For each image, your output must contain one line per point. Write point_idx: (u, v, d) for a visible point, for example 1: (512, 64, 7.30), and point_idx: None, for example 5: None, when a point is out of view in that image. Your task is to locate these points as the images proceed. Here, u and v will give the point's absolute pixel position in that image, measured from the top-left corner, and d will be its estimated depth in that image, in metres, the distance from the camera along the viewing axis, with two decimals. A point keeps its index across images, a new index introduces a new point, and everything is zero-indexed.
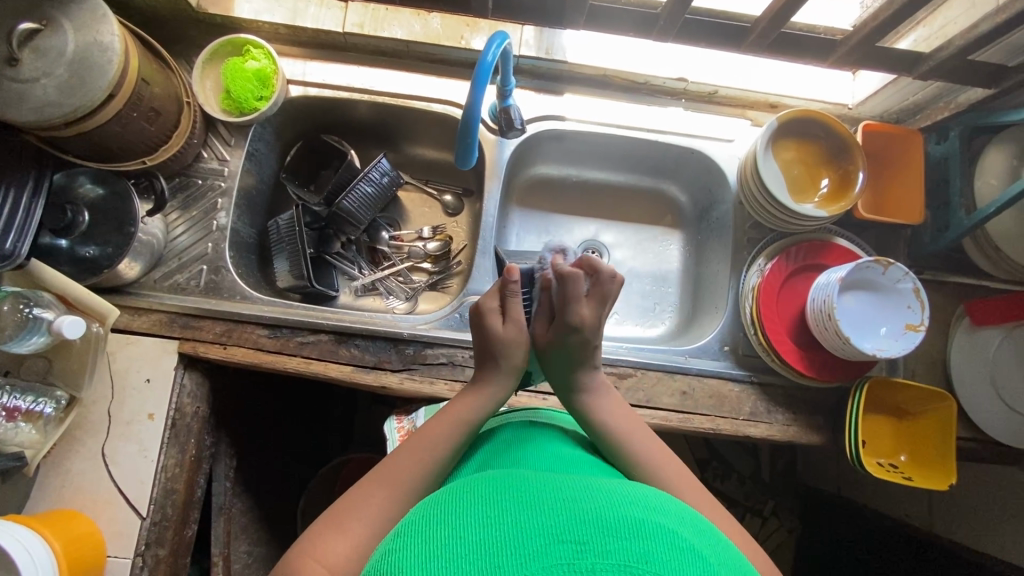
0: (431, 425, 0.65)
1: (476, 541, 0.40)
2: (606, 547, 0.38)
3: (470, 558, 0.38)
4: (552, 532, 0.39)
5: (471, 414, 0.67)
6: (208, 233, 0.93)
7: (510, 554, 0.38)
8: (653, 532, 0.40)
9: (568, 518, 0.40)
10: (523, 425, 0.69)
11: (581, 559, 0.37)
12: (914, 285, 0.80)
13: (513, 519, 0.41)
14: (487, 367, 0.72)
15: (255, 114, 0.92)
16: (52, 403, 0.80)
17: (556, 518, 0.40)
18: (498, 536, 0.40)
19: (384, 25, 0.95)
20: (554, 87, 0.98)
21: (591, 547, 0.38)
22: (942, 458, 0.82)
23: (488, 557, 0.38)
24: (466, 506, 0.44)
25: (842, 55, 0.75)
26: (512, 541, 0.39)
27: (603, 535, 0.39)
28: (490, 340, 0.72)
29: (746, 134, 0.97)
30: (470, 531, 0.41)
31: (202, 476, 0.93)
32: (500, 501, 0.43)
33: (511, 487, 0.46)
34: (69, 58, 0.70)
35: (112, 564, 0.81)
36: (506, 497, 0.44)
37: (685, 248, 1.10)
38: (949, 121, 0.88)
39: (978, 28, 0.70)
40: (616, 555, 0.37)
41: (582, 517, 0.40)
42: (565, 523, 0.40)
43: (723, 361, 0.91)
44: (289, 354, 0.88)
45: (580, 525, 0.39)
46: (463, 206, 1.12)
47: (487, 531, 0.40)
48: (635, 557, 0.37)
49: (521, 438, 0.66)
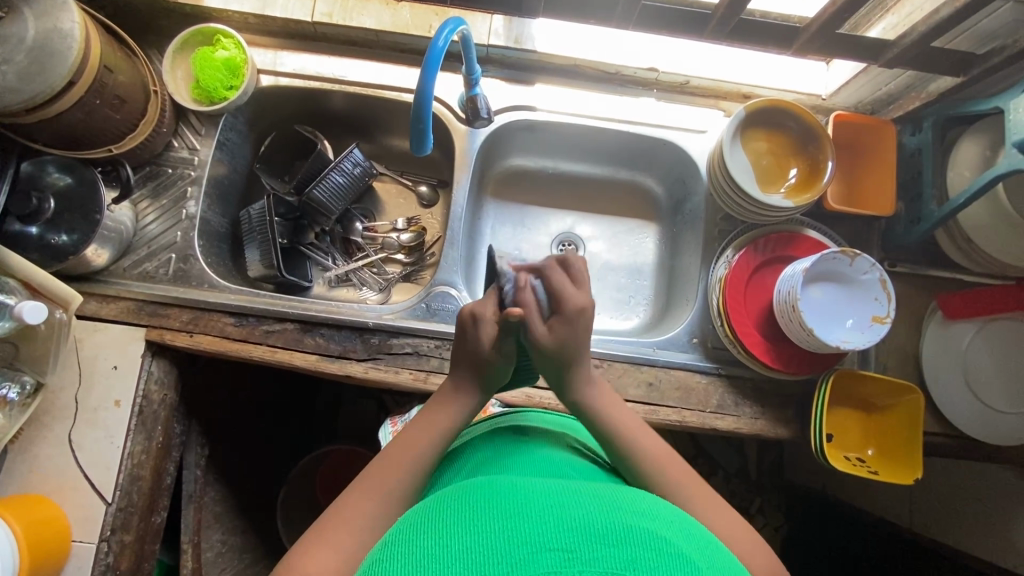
0: (407, 431, 0.64)
1: (464, 549, 0.39)
2: (593, 555, 0.38)
3: (457, 565, 0.38)
4: (541, 541, 0.39)
5: (432, 411, 0.66)
6: (177, 222, 0.93)
7: (497, 561, 0.38)
8: (642, 538, 0.40)
9: (556, 525, 0.40)
10: (496, 428, 0.69)
11: (569, 567, 0.37)
12: (880, 276, 0.79)
13: (500, 525, 0.41)
14: (467, 376, 0.67)
15: (225, 103, 0.92)
16: (16, 388, 0.80)
17: (544, 526, 0.40)
18: (485, 543, 0.40)
19: (354, 15, 0.95)
20: (525, 77, 0.97)
21: (580, 556, 0.38)
22: (909, 452, 0.81)
23: (475, 563, 0.38)
24: (453, 514, 0.44)
25: (804, 42, 0.75)
26: (499, 547, 0.39)
27: (591, 544, 0.39)
28: (476, 354, 0.66)
29: (719, 125, 0.96)
30: (457, 539, 0.40)
31: (171, 464, 0.93)
32: (488, 508, 0.43)
33: (498, 493, 0.46)
34: (30, 45, 0.70)
35: (76, 549, 0.82)
36: (493, 504, 0.44)
37: (661, 241, 1.09)
38: (922, 112, 0.87)
39: (939, 13, 0.69)
40: (602, 563, 0.37)
41: (571, 524, 0.40)
42: (554, 532, 0.40)
43: (691, 354, 0.90)
44: (255, 343, 0.88)
45: (569, 534, 0.39)
46: (438, 198, 1.12)
47: (472, 538, 0.40)
48: (621, 564, 0.37)
49: (492, 442, 0.65)
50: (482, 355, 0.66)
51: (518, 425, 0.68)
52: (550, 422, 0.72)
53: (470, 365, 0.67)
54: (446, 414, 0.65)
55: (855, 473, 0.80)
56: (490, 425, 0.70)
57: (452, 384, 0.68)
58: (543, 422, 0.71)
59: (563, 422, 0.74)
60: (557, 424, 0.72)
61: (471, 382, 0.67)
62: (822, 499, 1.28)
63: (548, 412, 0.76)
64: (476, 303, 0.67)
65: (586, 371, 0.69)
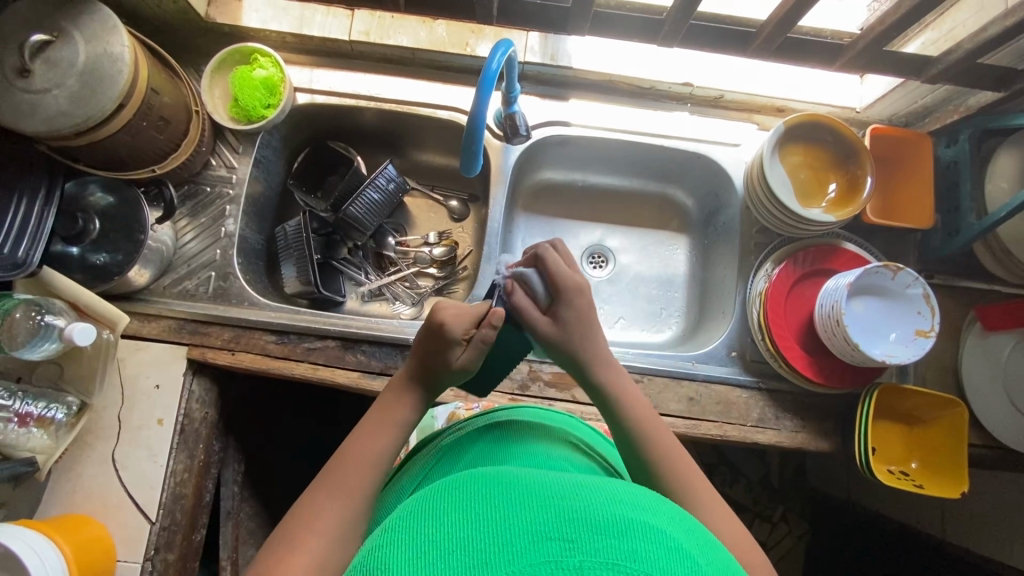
0: (366, 424, 0.64)
1: (463, 537, 0.38)
2: (593, 545, 0.36)
3: (456, 554, 0.37)
4: (540, 530, 0.38)
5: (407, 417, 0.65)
6: (216, 239, 0.93)
7: (495, 550, 0.37)
8: (643, 531, 0.38)
9: (558, 515, 0.39)
10: (494, 420, 0.68)
11: (569, 557, 0.36)
12: (924, 290, 0.79)
13: (498, 516, 0.39)
14: (418, 381, 0.67)
15: (262, 122, 0.92)
16: (63, 409, 0.81)
17: (545, 516, 0.39)
18: (485, 530, 0.38)
19: (390, 33, 0.96)
20: (560, 92, 0.98)
21: (581, 545, 0.36)
22: (954, 465, 0.81)
23: (473, 551, 0.37)
24: (451, 501, 0.43)
25: (849, 60, 0.76)
26: (500, 538, 0.38)
27: (593, 534, 0.37)
28: (439, 363, 0.66)
29: (753, 139, 0.97)
30: (456, 527, 0.39)
31: (210, 481, 0.93)
32: (486, 496, 0.42)
33: (498, 482, 0.44)
34: (81, 68, 0.71)
35: (121, 568, 0.82)
36: (494, 492, 0.42)
37: (692, 253, 1.09)
38: (959, 125, 0.87)
39: (986, 31, 0.69)
40: (602, 553, 0.35)
41: (572, 514, 0.39)
42: (554, 521, 0.38)
43: (729, 367, 0.91)
44: (296, 360, 0.89)
45: (571, 524, 0.38)
46: (469, 211, 1.12)
47: (471, 527, 0.39)
48: (622, 555, 0.36)
49: (491, 436, 0.64)
50: (440, 366, 0.66)
51: (520, 420, 0.68)
52: (550, 418, 0.72)
53: (426, 372, 0.66)
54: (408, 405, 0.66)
55: (898, 486, 0.80)
56: (487, 418, 0.69)
57: (402, 383, 0.67)
58: (535, 416, 0.71)
59: (562, 418, 0.74)
60: (556, 420, 0.72)
61: (423, 385, 0.67)
62: (849, 508, 1.27)
63: (545, 407, 0.77)
64: (450, 316, 0.65)
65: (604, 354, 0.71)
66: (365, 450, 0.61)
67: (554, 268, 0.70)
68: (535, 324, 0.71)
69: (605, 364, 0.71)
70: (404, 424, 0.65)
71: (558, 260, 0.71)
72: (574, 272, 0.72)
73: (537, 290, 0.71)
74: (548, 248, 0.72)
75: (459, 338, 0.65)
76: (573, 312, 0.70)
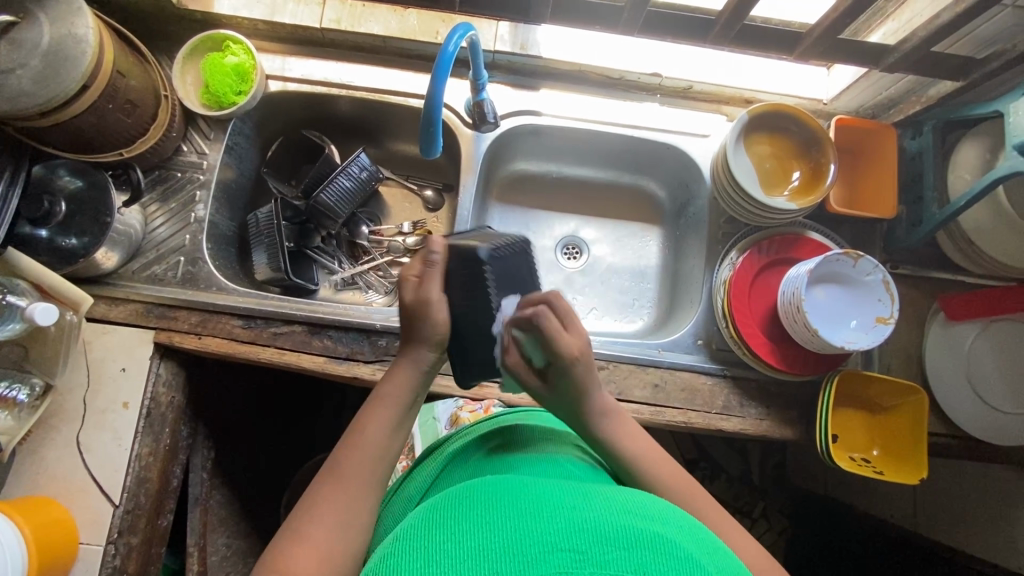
0: (371, 410, 0.63)
1: (475, 547, 0.40)
2: (603, 557, 0.38)
3: (469, 565, 0.39)
4: (552, 541, 0.40)
5: (405, 393, 0.64)
6: (186, 225, 0.94)
7: (508, 560, 0.39)
8: (653, 542, 0.40)
9: (568, 527, 0.41)
10: (501, 425, 0.68)
11: (580, 567, 0.38)
12: (883, 277, 0.80)
13: (511, 527, 0.42)
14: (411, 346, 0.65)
15: (233, 108, 0.93)
16: (26, 390, 0.81)
17: (557, 528, 0.41)
18: (496, 541, 0.41)
19: (361, 21, 0.97)
20: (531, 82, 0.99)
21: (591, 556, 0.38)
22: (913, 452, 0.82)
23: (487, 563, 0.39)
24: (460, 514, 0.45)
25: (807, 47, 0.77)
26: (511, 548, 0.40)
27: (603, 546, 0.39)
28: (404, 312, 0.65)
29: (721, 130, 0.98)
30: (469, 537, 0.41)
31: (177, 466, 0.93)
32: (499, 509, 0.44)
33: (510, 495, 0.47)
34: (44, 49, 0.72)
35: (83, 551, 0.81)
36: (503, 505, 0.45)
37: (664, 244, 1.09)
38: (922, 116, 0.88)
39: (938, 19, 0.70)
40: (613, 565, 0.38)
41: (581, 526, 0.41)
42: (564, 534, 0.40)
43: (696, 355, 0.91)
44: (262, 345, 0.89)
45: (579, 536, 0.40)
46: (443, 201, 1.12)
47: (485, 537, 0.41)
48: (632, 566, 0.38)
49: (488, 444, 0.64)
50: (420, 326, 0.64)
51: (524, 425, 0.68)
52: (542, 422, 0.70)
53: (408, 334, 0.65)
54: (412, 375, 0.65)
55: (860, 473, 0.80)
56: (495, 422, 0.70)
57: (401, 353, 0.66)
58: (546, 425, 0.70)
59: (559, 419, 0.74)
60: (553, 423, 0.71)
61: (421, 350, 0.65)
62: (825, 503, 1.27)
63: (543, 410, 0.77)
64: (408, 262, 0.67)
65: (599, 403, 0.69)
66: (373, 429, 0.62)
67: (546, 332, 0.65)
68: (524, 383, 0.70)
69: (589, 392, 0.69)
70: (408, 394, 0.64)
71: (553, 325, 0.66)
72: (571, 340, 0.67)
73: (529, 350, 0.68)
74: (537, 312, 0.66)
75: (408, 273, 0.66)
76: (567, 379, 0.68)
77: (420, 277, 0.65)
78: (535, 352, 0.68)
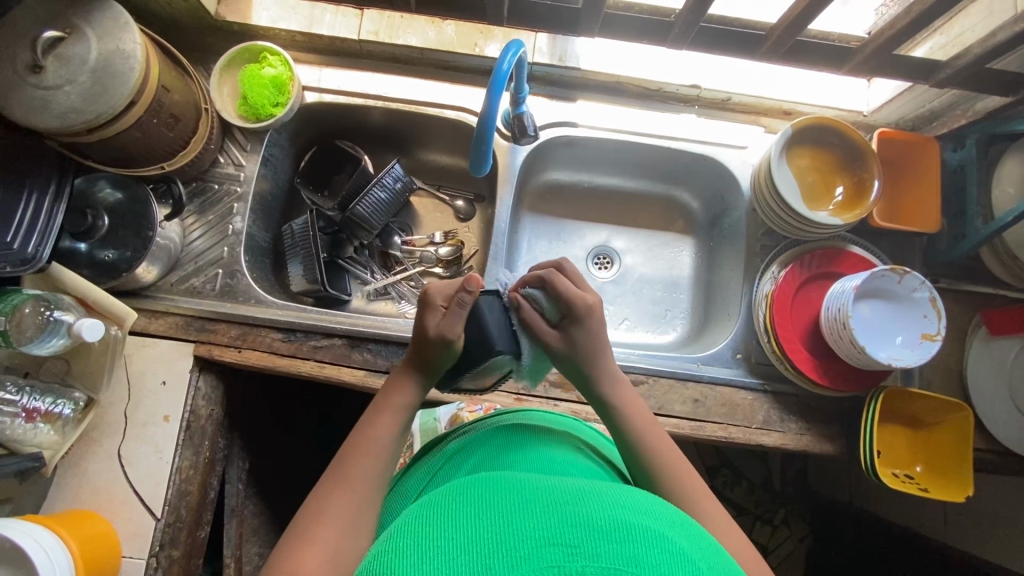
0: (371, 418, 0.62)
1: (465, 541, 0.37)
2: (596, 551, 0.35)
3: (457, 557, 0.36)
4: (544, 535, 0.37)
5: (408, 402, 0.64)
6: (224, 237, 0.94)
7: (496, 554, 0.36)
8: (647, 537, 0.37)
9: (560, 520, 0.38)
10: (499, 425, 0.65)
11: (573, 562, 0.35)
12: (930, 294, 0.80)
13: (502, 521, 0.39)
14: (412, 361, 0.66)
15: (272, 120, 0.93)
16: (70, 405, 0.80)
17: (549, 520, 0.38)
18: (487, 535, 0.38)
19: (399, 32, 0.96)
20: (567, 94, 0.98)
21: (583, 551, 0.36)
22: (958, 469, 0.81)
23: (475, 556, 0.36)
24: (457, 507, 0.42)
25: (858, 63, 0.77)
26: (501, 542, 0.37)
27: (593, 539, 0.36)
28: (422, 333, 0.65)
29: (759, 142, 0.98)
30: (459, 530, 0.39)
31: (215, 478, 0.92)
32: (489, 503, 0.41)
33: (501, 488, 0.44)
34: (92, 66, 0.71)
35: (126, 564, 0.81)
36: (497, 499, 0.42)
37: (697, 254, 1.09)
38: (966, 129, 0.87)
39: (995, 37, 0.70)
40: (605, 560, 0.35)
41: (573, 519, 0.38)
42: (557, 527, 0.38)
43: (735, 369, 0.91)
44: (302, 359, 0.89)
45: (572, 529, 0.37)
46: (475, 212, 1.12)
47: (475, 531, 0.38)
48: (624, 561, 0.35)
49: (491, 442, 0.61)
50: (426, 338, 0.65)
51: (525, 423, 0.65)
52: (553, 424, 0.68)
53: (416, 348, 0.66)
54: (411, 388, 0.65)
55: (903, 489, 0.80)
56: (491, 422, 0.67)
57: (400, 368, 0.67)
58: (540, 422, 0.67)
59: (562, 420, 0.71)
60: (558, 425, 0.69)
61: (423, 367, 0.66)
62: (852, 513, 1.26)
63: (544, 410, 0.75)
64: (436, 284, 0.67)
65: (610, 370, 0.69)
66: (379, 437, 0.60)
67: (560, 284, 0.67)
68: (543, 340, 0.68)
69: (599, 356, 0.69)
70: (407, 404, 0.64)
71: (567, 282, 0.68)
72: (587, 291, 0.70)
73: (544, 305, 0.69)
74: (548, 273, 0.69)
75: (437, 300, 0.66)
76: (585, 331, 0.68)
77: (446, 310, 0.65)
78: (549, 305, 0.69)
